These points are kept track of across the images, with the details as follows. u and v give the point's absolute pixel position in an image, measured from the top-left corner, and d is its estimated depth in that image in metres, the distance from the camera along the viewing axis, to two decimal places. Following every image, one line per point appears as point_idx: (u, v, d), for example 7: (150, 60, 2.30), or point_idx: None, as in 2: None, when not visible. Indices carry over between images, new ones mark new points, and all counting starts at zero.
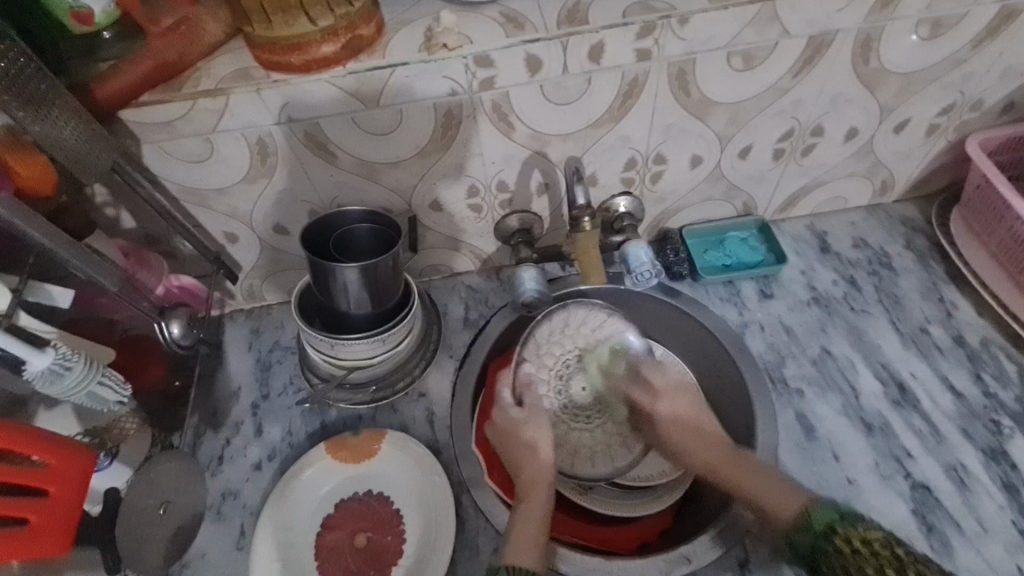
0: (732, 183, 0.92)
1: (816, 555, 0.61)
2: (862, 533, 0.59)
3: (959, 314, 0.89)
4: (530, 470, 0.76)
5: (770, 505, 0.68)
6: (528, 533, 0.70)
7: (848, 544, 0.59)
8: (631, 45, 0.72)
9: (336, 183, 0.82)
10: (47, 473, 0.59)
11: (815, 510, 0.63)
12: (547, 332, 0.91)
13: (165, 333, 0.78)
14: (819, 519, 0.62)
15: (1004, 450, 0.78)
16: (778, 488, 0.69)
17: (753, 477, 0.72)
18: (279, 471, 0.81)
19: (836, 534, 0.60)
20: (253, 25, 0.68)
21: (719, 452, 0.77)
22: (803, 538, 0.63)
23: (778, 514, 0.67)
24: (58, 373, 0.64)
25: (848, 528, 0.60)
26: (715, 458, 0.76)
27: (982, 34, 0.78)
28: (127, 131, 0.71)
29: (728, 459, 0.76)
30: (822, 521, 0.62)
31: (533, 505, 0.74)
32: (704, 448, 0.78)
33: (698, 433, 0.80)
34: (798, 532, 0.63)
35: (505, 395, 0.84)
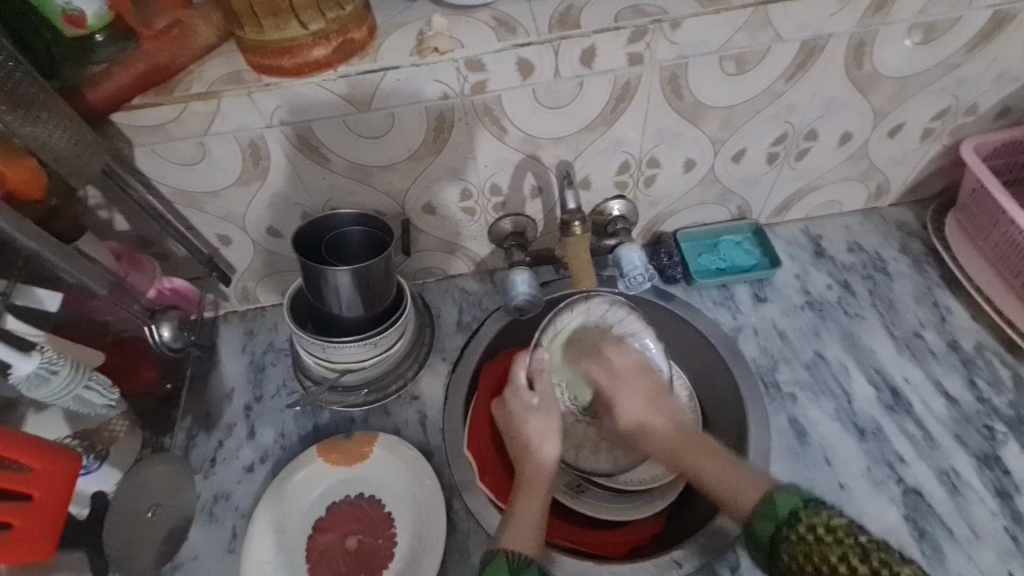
0: (726, 187, 0.92)
1: (778, 543, 0.60)
2: (826, 520, 0.58)
3: (953, 319, 0.89)
4: (531, 463, 0.75)
5: (733, 499, 0.67)
6: (529, 521, 0.70)
7: (811, 531, 0.58)
8: (622, 49, 0.72)
9: (329, 186, 0.82)
10: (32, 477, 0.59)
11: (779, 497, 0.61)
12: (569, 320, 0.89)
13: (155, 335, 0.78)
14: (782, 507, 0.61)
15: (997, 456, 0.78)
16: (737, 480, 0.68)
17: (712, 463, 0.72)
18: (271, 473, 0.81)
19: (800, 522, 0.59)
20: (244, 29, 0.68)
21: (681, 435, 0.77)
22: (766, 526, 0.61)
23: (738, 504, 0.66)
24: (44, 377, 0.64)
25: (813, 516, 0.58)
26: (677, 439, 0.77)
27: (976, 39, 0.78)
28: (119, 134, 0.71)
29: (691, 443, 0.76)
30: (785, 508, 0.60)
31: (534, 494, 0.73)
32: (665, 433, 0.79)
33: (659, 412, 0.81)
34: (760, 518, 0.62)
35: (520, 377, 0.82)
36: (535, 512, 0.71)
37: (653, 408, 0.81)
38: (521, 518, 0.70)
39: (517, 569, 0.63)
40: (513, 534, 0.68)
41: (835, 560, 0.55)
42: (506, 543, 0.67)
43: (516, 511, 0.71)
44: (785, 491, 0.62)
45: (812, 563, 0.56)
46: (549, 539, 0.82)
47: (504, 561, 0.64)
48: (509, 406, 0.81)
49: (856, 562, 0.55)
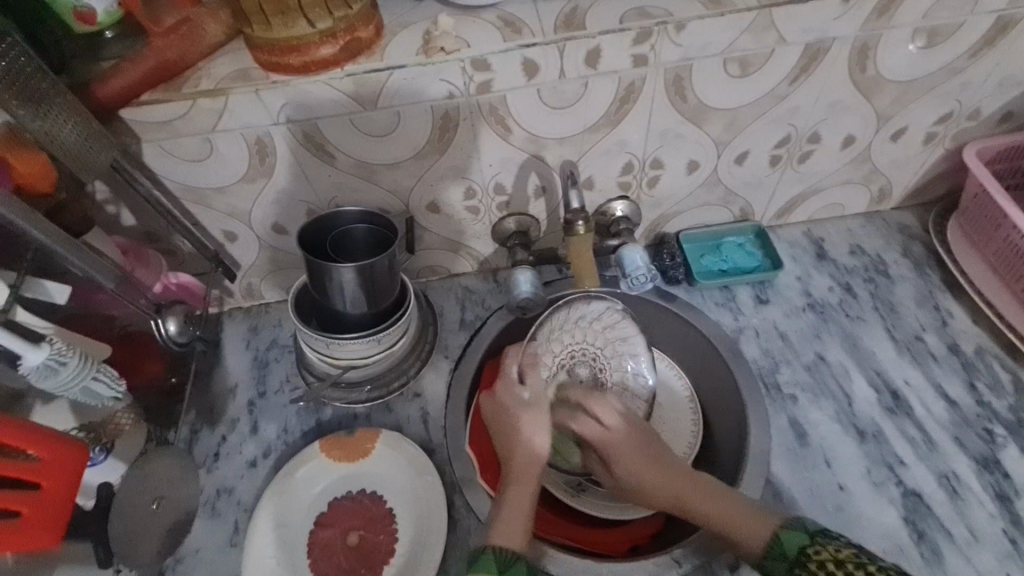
0: (729, 189, 0.92)
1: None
2: (835, 554, 0.60)
3: (954, 322, 0.90)
4: (519, 460, 0.72)
5: (744, 534, 0.67)
6: (519, 517, 0.69)
7: (821, 568, 0.60)
8: (627, 51, 0.72)
9: (335, 184, 0.83)
10: (39, 467, 0.60)
11: (786, 536, 0.64)
12: (565, 318, 0.90)
13: (162, 330, 0.78)
14: (790, 545, 0.63)
15: (997, 459, 0.78)
16: (751, 519, 0.67)
17: (720, 504, 0.70)
18: (274, 468, 0.81)
19: (809, 560, 0.61)
20: (252, 27, 0.69)
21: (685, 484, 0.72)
22: (778, 565, 0.64)
23: (755, 539, 0.66)
24: (52, 368, 0.64)
25: (820, 551, 0.61)
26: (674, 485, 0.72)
27: (980, 43, 0.78)
28: (127, 130, 0.72)
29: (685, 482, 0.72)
30: (794, 547, 0.63)
31: (524, 489, 0.71)
32: (670, 481, 0.72)
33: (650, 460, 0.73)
34: (771, 558, 0.64)
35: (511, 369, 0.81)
36: (524, 508, 0.70)
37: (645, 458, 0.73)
38: (509, 517, 0.68)
39: (507, 566, 0.63)
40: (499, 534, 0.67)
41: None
42: (496, 539, 0.66)
43: (506, 507, 0.69)
44: (790, 528, 0.65)
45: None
46: (553, 538, 0.82)
47: (494, 555, 0.64)
48: (500, 400, 0.77)
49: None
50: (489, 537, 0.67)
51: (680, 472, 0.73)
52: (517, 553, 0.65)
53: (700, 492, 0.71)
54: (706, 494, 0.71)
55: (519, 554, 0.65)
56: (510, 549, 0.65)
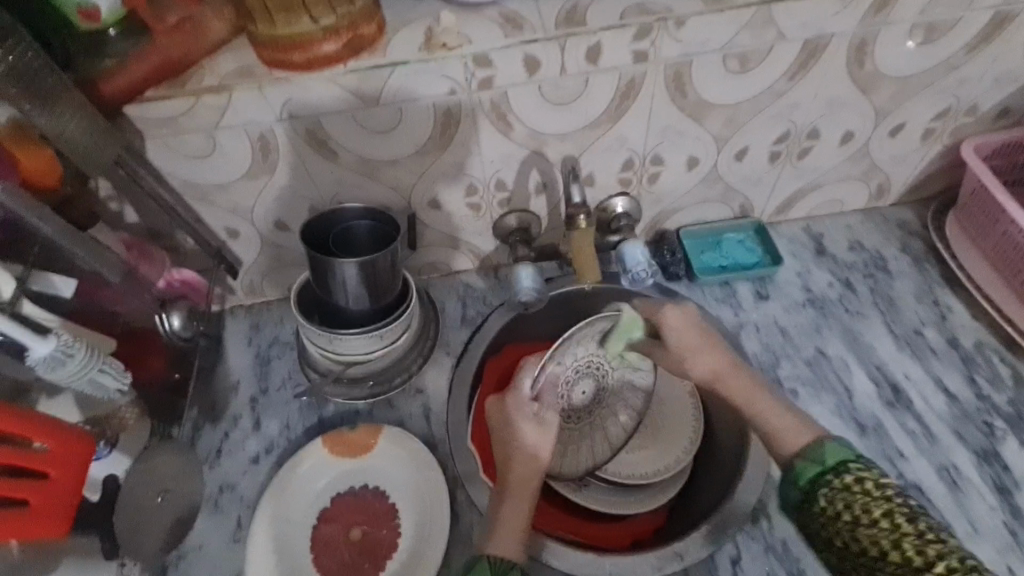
0: (729, 185, 0.93)
1: (817, 485, 0.67)
2: (875, 477, 0.64)
3: (953, 317, 0.90)
4: (522, 467, 0.78)
5: (784, 436, 0.73)
6: (516, 522, 0.72)
7: (857, 483, 0.64)
8: (628, 46, 0.73)
9: (337, 181, 0.83)
10: (47, 456, 0.60)
11: (831, 448, 0.69)
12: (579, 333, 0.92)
13: (166, 324, 0.81)
14: (833, 456, 0.68)
15: (996, 452, 0.78)
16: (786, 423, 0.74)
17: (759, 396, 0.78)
18: (276, 464, 0.82)
19: (848, 472, 0.66)
20: (256, 24, 0.70)
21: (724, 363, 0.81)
22: (812, 469, 0.68)
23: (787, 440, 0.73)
24: (60, 360, 0.65)
25: (861, 470, 0.65)
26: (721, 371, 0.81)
27: (976, 40, 0.79)
28: (131, 126, 0.72)
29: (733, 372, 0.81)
30: (835, 459, 0.68)
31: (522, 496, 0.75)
32: (709, 360, 0.82)
33: (702, 340, 0.84)
34: (806, 460, 0.69)
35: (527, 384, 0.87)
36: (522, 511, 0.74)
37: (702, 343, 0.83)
38: (506, 517, 0.72)
39: (501, 570, 0.67)
40: (497, 538, 0.70)
41: (876, 513, 0.62)
42: (490, 548, 0.69)
43: (505, 508, 0.73)
44: (839, 446, 0.69)
45: (851, 510, 0.63)
46: (554, 533, 0.83)
47: (488, 562, 0.67)
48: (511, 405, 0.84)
49: (901, 521, 0.61)
50: (487, 542, 0.70)
51: (723, 352, 0.83)
52: (511, 559, 0.68)
53: (746, 387, 0.79)
54: (739, 382, 0.80)
55: (514, 561, 0.68)
56: (503, 555, 0.68)
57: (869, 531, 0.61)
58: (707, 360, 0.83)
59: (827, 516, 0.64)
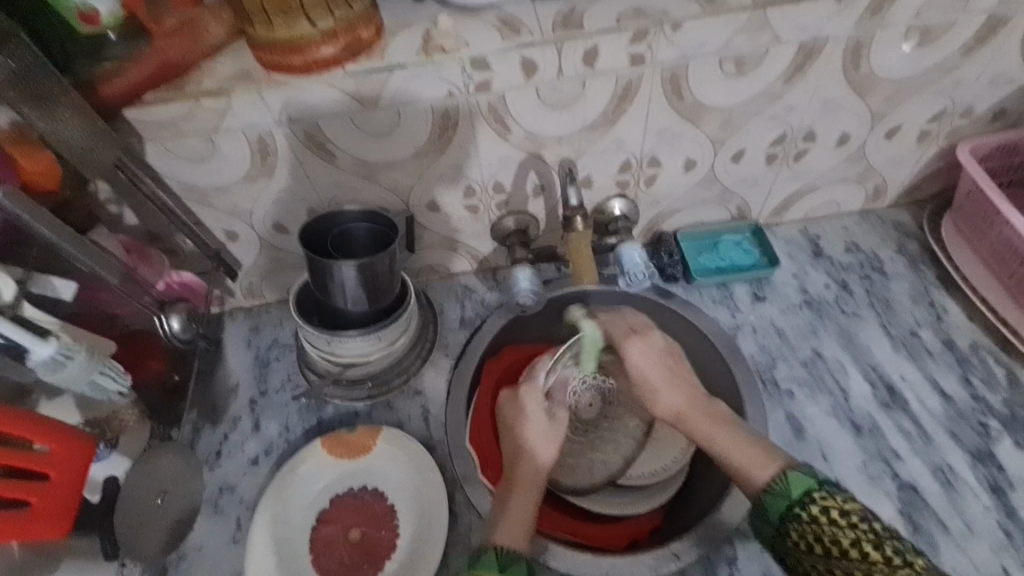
0: (726, 187, 0.93)
1: (787, 519, 0.64)
2: (841, 504, 0.62)
3: (949, 318, 0.90)
4: (526, 465, 0.78)
5: (746, 470, 0.70)
6: (521, 517, 0.72)
7: (824, 513, 0.62)
8: (625, 49, 0.73)
9: (335, 183, 0.83)
10: (48, 458, 0.61)
11: (793, 478, 0.66)
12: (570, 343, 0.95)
13: (165, 326, 0.81)
14: (797, 487, 0.65)
15: (991, 452, 0.79)
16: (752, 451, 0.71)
17: (722, 429, 0.76)
18: (275, 465, 0.82)
19: (813, 503, 0.63)
20: (254, 26, 0.69)
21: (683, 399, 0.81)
22: (775, 502, 0.66)
23: (752, 472, 0.70)
24: (59, 362, 0.66)
25: (827, 498, 0.63)
26: (683, 409, 0.81)
27: (970, 43, 0.80)
28: (130, 129, 0.73)
29: (699, 412, 0.80)
30: (799, 489, 0.65)
31: (525, 494, 0.75)
32: (673, 395, 0.82)
33: (668, 376, 0.84)
34: (772, 494, 0.66)
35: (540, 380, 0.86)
36: (525, 511, 0.73)
37: (669, 380, 0.83)
38: (511, 513, 0.72)
39: (506, 564, 0.66)
40: (504, 532, 0.70)
41: (846, 543, 0.60)
42: (498, 539, 0.69)
43: (510, 504, 0.74)
44: (800, 472, 0.66)
45: (822, 543, 0.61)
46: (552, 533, 0.83)
47: (495, 555, 0.67)
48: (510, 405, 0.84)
49: (869, 548, 0.60)
50: (493, 535, 0.70)
51: (686, 388, 0.83)
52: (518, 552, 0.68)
53: (710, 422, 0.78)
54: (702, 416, 0.79)
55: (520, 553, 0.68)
56: (512, 547, 0.68)
57: (844, 564, 0.60)
58: (673, 397, 0.82)
59: (801, 549, 0.63)
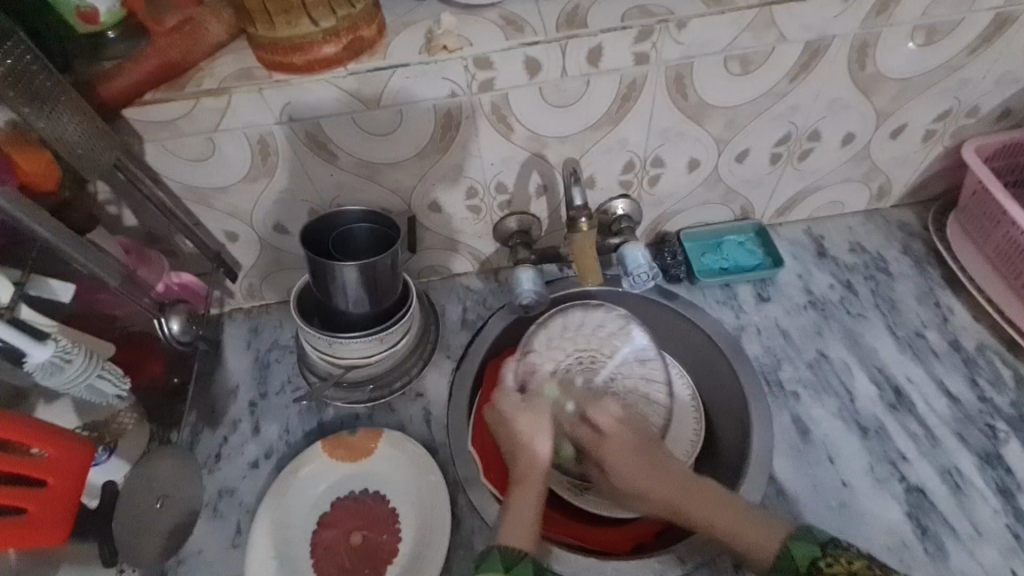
0: (730, 187, 0.92)
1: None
2: (849, 561, 0.60)
3: (955, 319, 0.90)
4: (524, 458, 0.74)
5: (754, 548, 0.67)
6: (527, 517, 0.69)
7: None
8: (629, 48, 0.73)
9: (336, 183, 0.83)
10: (47, 463, 0.60)
11: (796, 547, 0.63)
12: (562, 326, 0.90)
13: (165, 329, 0.79)
14: (801, 559, 0.63)
15: (999, 454, 0.78)
16: (762, 532, 0.67)
17: (721, 514, 0.70)
18: (276, 468, 0.81)
19: (821, 572, 0.61)
20: (255, 25, 0.69)
21: (674, 489, 0.73)
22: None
23: (761, 552, 0.67)
24: (57, 366, 0.64)
25: (832, 564, 0.60)
26: (672, 497, 0.73)
27: (977, 41, 0.79)
28: (130, 129, 0.72)
29: (689, 493, 0.72)
30: (804, 559, 0.63)
31: (527, 496, 0.72)
32: (659, 488, 0.73)
33: (648, 471, 0.74)
34: (782, 570, 0.64)
35: (507, 380, 0.84)
36: (528, 516, 0.70)
37: (637, 460, 0.75)
38: (519, 515, 0.70)
39: (512, 564, 0.63)
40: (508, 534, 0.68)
41: None
42: (503, 541, 0.67)
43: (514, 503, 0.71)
44: (800, 540, 0.64)
45: None
46: (557, 537, 0.82)
47: (499, 555, 0.65)
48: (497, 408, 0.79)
49: None
50: (499, 537, 0.68)
51: (670, 474, 0.74)
52: (523, 551, 0.65)
53: (701, 503, 0.71)
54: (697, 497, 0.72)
55: (526, 552, 0.65)
56: (518, 548, 0.66)
57: None
58: (657, 486, 0.74)
59: None
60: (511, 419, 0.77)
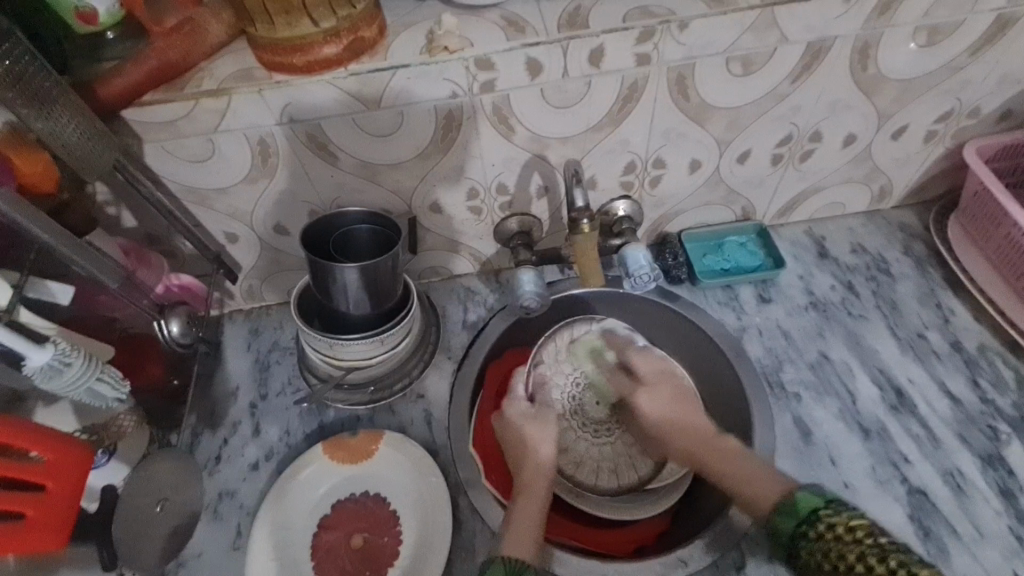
0: (731, 188, 0.92)
1: (798, 540, 0.63)
2: (847, 520, 0.60)
3: (956, 320, 0.90)
4: (528, 467, 0.77)
5: (754, 494, 0.70)
6: (530, 525, 0.71)
7: (830, 530, 0.61)
8: (631, 49, 0.72)
9: (337, 184, 0.82)
10: (45, 468, 0.59)
11: (802, 496, 0.65)
12: (566, 342, 0.95)
13: (165, 331, 0.78)
14: (804, 505, 0.64)
15: (1001, 456, 0.78)
16: (764, 485, 0.70)
17: (733, 463, 0.74)
18: (276, 471, 0.81)
19: (819, 521, 0.62)
20: (256, 26, 0.68)
21: (699, 439, 0.79)
22: (788, 525, 0.64)
23: (758, 502, 0.69)
24: (56, 369, 0.64)
25: (832, 516, 0.61)
26: (696, 446, 0.79)
27: (979, 42, 0.79)
28: (130, 130, 0.72)
29: (706, 447, 0.78)
30: (807, 507, 0.64)
31: (533, 500, 0.75)
32: (687, 440, 0.80)
33: (679, 416, 0.82)
34: (782, 515, 0.65)
35: (519, 388, 0.88)
36: (533, 517, 0.72)
37: (693, 435, 0.79)
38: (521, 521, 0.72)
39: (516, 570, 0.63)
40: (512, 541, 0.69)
41: (851, 559, 0.58)
42: (505, 550, 0.67)
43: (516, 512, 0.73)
44: (807, 492, 0.65)
45: (830, 560, 0.59)
46: (558, 539, 0.82)
47: (502, 563, 0.64)
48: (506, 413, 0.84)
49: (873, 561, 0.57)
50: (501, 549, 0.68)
51: (700, 430, 0.80)
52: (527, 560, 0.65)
53: (714, 457, 0.76)
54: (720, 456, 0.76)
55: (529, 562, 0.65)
56: (520, 557, 0.66)
57: None
58: (683, 435, 0.81)
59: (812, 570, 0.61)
60: (525, 427, 0.81)
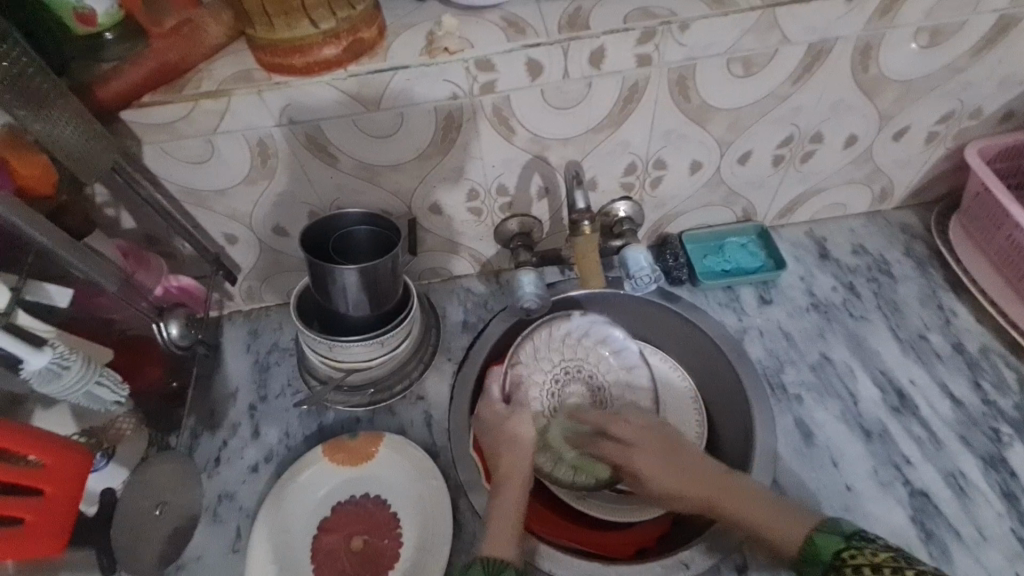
0: (732, 189, 0.92)
1: None
2: (871, 559, 0.58)
3: (958, 321, 0.90)
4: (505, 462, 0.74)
5: (779, 537, 0.66)
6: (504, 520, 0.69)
7: (857, 572, 0.58)
8: (631, 50, 0.72)
9: (336, 186, 0.82)
10: (44, 473, 0.59)
11: (821, 539, 0.62)
12: (547, 338, 0.92)
13: (164, 333, 0.78)
14: (825, 549, 0.62)
15: (1003, 458, 0.78)
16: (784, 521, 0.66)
17: (755, 507, 0.68)
18: (276, 473, 0.81)
19: (844, 564, 0.60)
20: (256, 28, 0.68)
21: (707, 485, 0.71)
22: (813, 570, 0.62)
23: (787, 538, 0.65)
24: (55, 372, 0.64)
25: (855, 556, 0.59)
26: (704, 495, 0.71)
27: (981, 43, 0.79)
28: (129, 132, 0.71)
29: (722, 489, 0.71)
30: (829, 550, 0.62)
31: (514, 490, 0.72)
32: (692, 486, 0.72)
33: (677, 471, 0.73)
34: (807, 563, 0.63)
35: (494, 391, 0.84)
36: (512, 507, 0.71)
37: (660, 455, 0.75)
38: (498, 523, 0.69)
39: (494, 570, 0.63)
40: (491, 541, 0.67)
41: None
42: (486, 550, 0.66)
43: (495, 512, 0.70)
44: (825, 531, 0.63)
45: None
46: (561, 542, 0.82)
47: (480, 564, 0.64)
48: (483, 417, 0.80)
49: None
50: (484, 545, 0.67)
51: (705, 472, 0.72)
52: (506, 559, 0.65)
53: (734, 497, 0.70)
54: (736, 497, 0.69)
55: (508, 560, 0.65)
56: (500, 558, 0.65)
57: None
58: (685, 484, 0.72)
59: None
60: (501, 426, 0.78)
